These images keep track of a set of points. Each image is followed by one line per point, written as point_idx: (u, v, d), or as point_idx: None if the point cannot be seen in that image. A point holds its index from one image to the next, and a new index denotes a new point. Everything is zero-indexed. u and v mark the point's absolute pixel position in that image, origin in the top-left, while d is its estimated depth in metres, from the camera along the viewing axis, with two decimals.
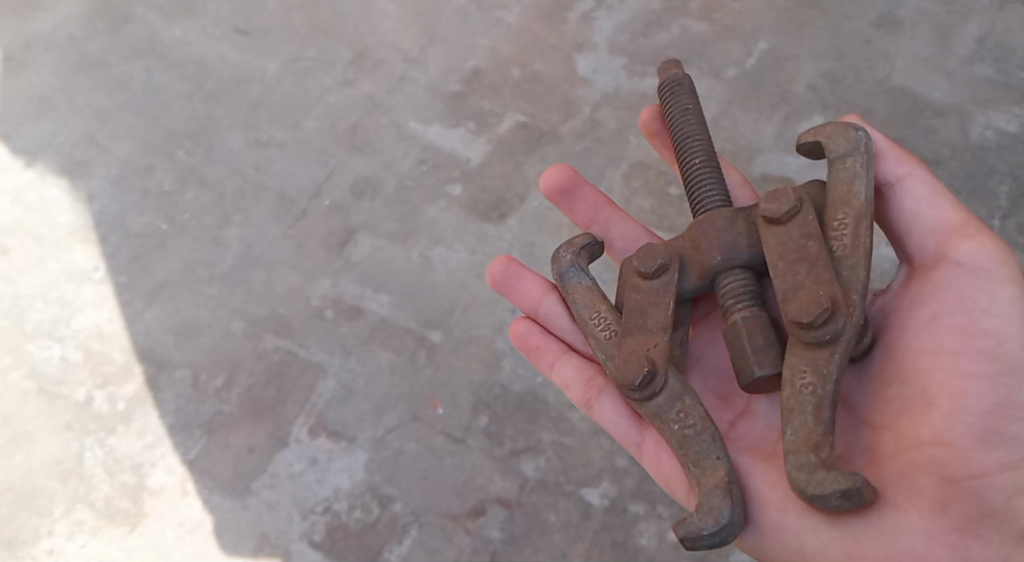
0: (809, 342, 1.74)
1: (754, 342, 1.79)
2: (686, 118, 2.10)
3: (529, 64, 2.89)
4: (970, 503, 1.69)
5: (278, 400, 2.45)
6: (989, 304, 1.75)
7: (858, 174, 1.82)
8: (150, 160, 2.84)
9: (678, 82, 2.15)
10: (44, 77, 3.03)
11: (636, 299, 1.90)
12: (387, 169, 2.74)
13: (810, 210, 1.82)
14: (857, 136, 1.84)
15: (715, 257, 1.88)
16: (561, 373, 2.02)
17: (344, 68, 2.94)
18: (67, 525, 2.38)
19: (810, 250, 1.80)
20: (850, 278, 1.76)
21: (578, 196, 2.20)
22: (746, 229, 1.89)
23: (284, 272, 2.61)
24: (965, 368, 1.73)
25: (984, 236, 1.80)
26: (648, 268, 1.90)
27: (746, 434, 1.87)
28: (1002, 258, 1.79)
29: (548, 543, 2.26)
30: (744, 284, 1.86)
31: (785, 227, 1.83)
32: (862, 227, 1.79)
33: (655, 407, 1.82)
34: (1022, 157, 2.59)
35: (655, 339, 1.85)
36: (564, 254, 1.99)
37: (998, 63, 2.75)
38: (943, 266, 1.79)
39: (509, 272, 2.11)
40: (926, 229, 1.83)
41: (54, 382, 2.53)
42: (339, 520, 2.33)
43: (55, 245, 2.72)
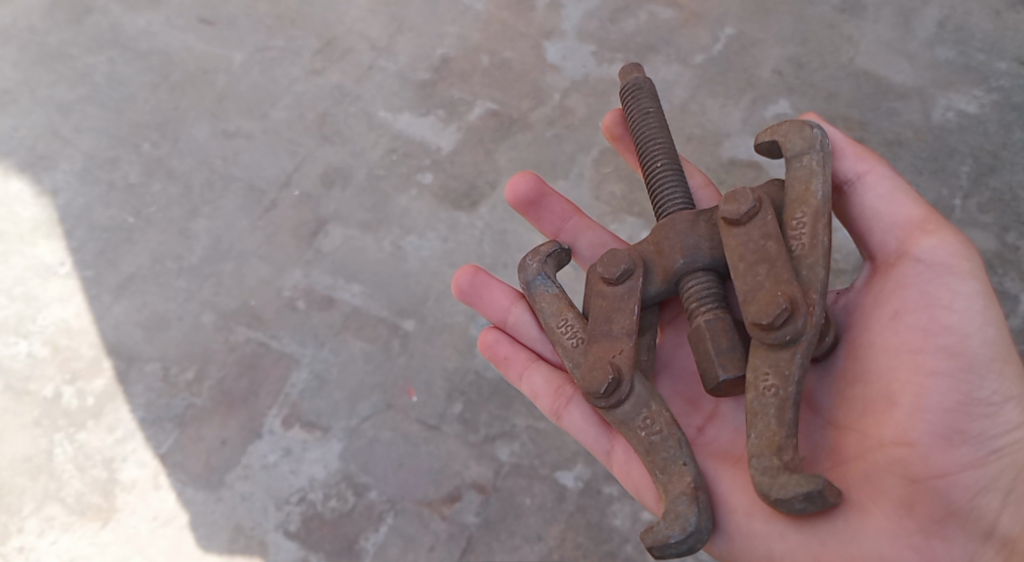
0: (770, 343, 1.77)
1: (717, 345, 1.82)
2: (647, 122, 2.11)
3: (498, 52, 2.90)
4: (934, 503, 1.72)
5: (251, 392, 2.45)
6: (949, 301, 1.77)
7: (814, 173, 1.84)
8: (115, 153, 2.81)
9: (639, 86, 2.15)
10: (4, 70, 2.98)
11: (601, 307, 1.92)
12: (357, 158, 2.74)
13: (769, 209, 1.85)
14: (813, 134, 1.87)
15: (677, 261, 1.91)
16: (530, 383, 2.03)
17: (312, 57, 2.92)
18: (39, 522, 2.36)
19: (769, 250, 1.82)
20: (809, 278, 1.79)
21: (545, 206, 2.20)
22: (707, 232, 1.92)
23: (254, 263, 2.61)
24: (927, 367, 1.76)
25: (944, 231, 1.83)
26: (613, 273, 1.92)
27: (715, 439, 1.91)
28: (963, 252, 1.81)
29: (524, 527, 2.28)
30: (706, 286, 1.89)
31: (745, 229, 1.85)
32: (820, 225, 1.81)
33: (623, 414, 1.85)
34: (982, 138, 2.65)
35: (620, 345, 1.87)
36: (530, 262, 2.00)
37: (958, 45, 2.81)
38: (904, 263, 1.83)
39: (476, 282, 2.13)
40: (887, 227, 1.86)
41: (21, 379, 2.51)
42: (315, 510, 2.33)
43: (19, 240, 2.69)
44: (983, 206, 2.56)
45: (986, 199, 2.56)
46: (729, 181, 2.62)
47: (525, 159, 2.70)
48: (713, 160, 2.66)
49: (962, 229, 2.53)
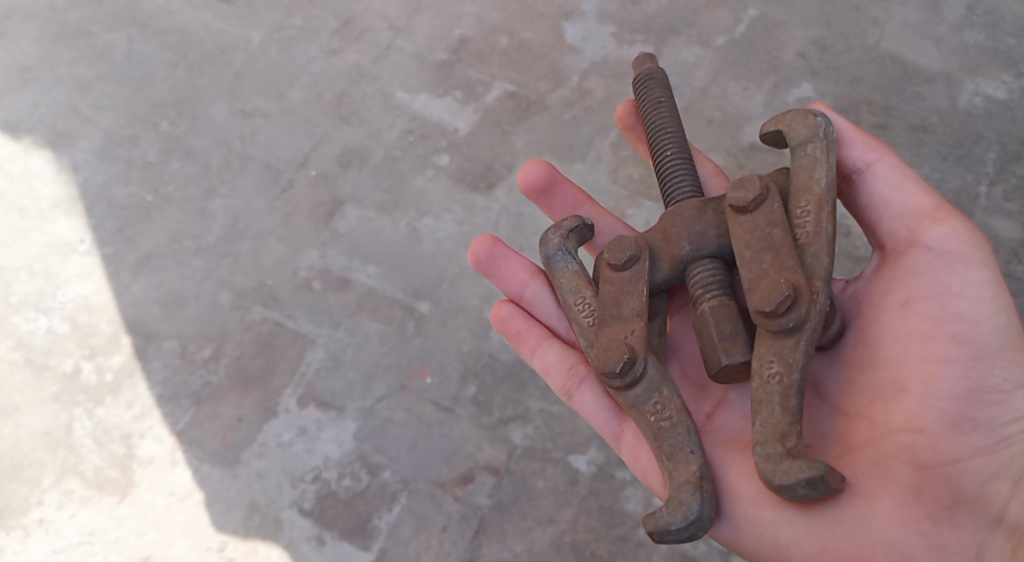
0: (774, 331, 1.75)
1: (721, 331, 1.80)
2: (659, 112, 2.09)
3: (518, 32, 2.87)
4: (943, 490, 1.71)
5: (266, 371, 2.46)
6: (960, 288, 1.75)
7: (819, 160, 1.82)
8: (134, 131, 2.82)
9: (652, 76, 2.13)
10: (25, 47, 3.00)
11: (609, 290, 1.91)
12: (374, 139, 2.73)
13: (775, 197, 1.83)
14: (817, 122, 1.84)
15: (684, 247, 1.90)
16: (543, 359, 2.02)
17: (330, 36, 2.92)
18: (57, 496, 2.39)
19: (774, 238, 1.81)
20: (813, 265, 1.77)
21: (557, 194, 2.19)
22: (715, 219, 1.90)
23: (271, 243, 2.61)
24: (938, 354, 1.74)
25: (955, 219, 1.81)
26: (620, 259, 1.90)
27: (723, 425, 1.88)
28: (974, 240, 1.79)
29: (536, 509, 2.29)
30: (713, 273, 1.87)
31: (751, 217, 1.84)
32: (824, 212, 1.79)
33: (633, 397, 1.84)
34: (1010, 124, 2.60)
35: (631, 327, 1.86)
36: (553, 237, 1.99)
37: (987, 29, 2.75)
38: (914, 250, 1.80)
39: (494, 253, 2.11)
40: (897, 216, 1.83)
41: (40, 354, 2.53)
42: (329, 489, 2.35)
43: (39, 217, 2.71)
44: (1009, 194, 2.51)
45: (1011, 187, 2.52)
46: (749, 165, 2.59)
47: (543, 141, 2.69)
48: (733, 144, 2.63)
49: (986, 217, 2.49)
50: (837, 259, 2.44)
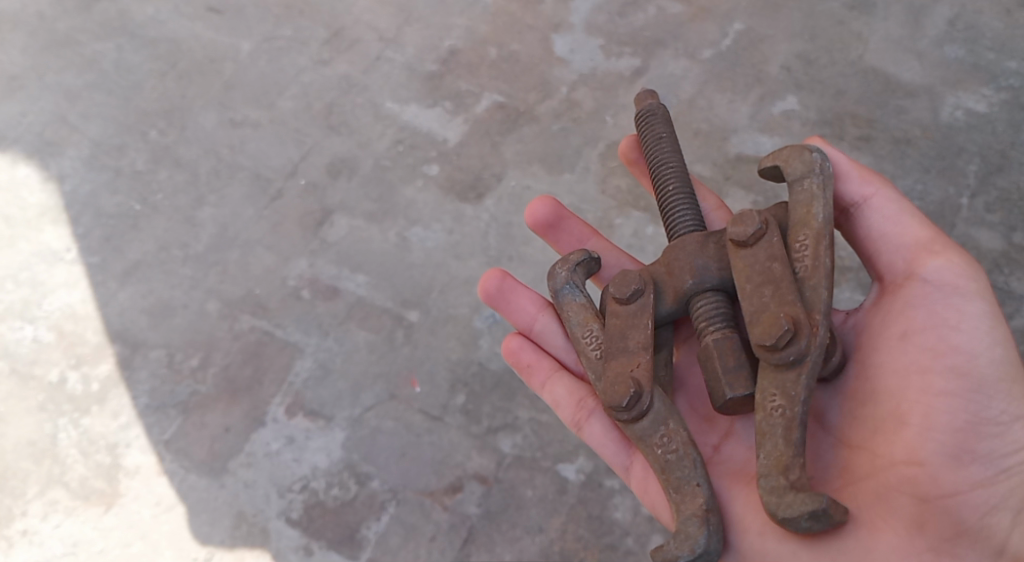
0: (776, 364, 1.77)
1: (725, 364, 1.82)
2: (661, 147, 2.10)
3: (506, 45, 2.90)
4: (945, 522, 1.72)
5: (255, 380, 2.46)
6: (957, 321, 1.77)
7: (815, 196, 1.84)
8: (122, 140, 2.82)
9: (654, 112, 2.15)
10: (12, 56, 3.00)
11: (615, 324, 1.92)
12: (363, 149, 2.74)
13: (775, 231, 1.85)
14: (813, 158, 1.86)
15: (687, 281, 1.92)
16: (552, 392, 2.03)
17: (319, 47, 2.93)
18: (42, 506, 2.37)
19: (774, 271, 1.83)
20: (813, 298, 1.79)
21: (563, 228, 2.19)
22: (717, 253, 1.92)
23: (259, 252, 2.61)
24: (936, 387, 1.75)
25: (951, 251, 1.82)
26: (624, 293, 1.92)
27: (729, 458, 1.91)
28: (971, 271, 1.81)
29: (525, 518, 2.29)
30: (716, 306, 1.89)
31: (752, 251, 1.86)
32: (822, 247, 1.81)
33: (641, 430, 1.85)
34: (990, 137, 2.64)
35: (637, 359, 1.87)
36: (559, 270, 1.99)
37: (968, 44, 2.80)
38: (912, 283, 1.82)
39: (504, 288, 2.11)
40: (894, 248, 1.85)
41: (26, 363, 2.52)
42: (317, 498, 2.34)
43: (26, 225, 2.70)
44: (991, 205, 2.55)
45: (993, 198, 2.55)
46: (735, 176, 2.62)
47: (531, 152, 2.70)
48: (719, 155, 2.66)
49: (969, 228, 2.52)
50: None
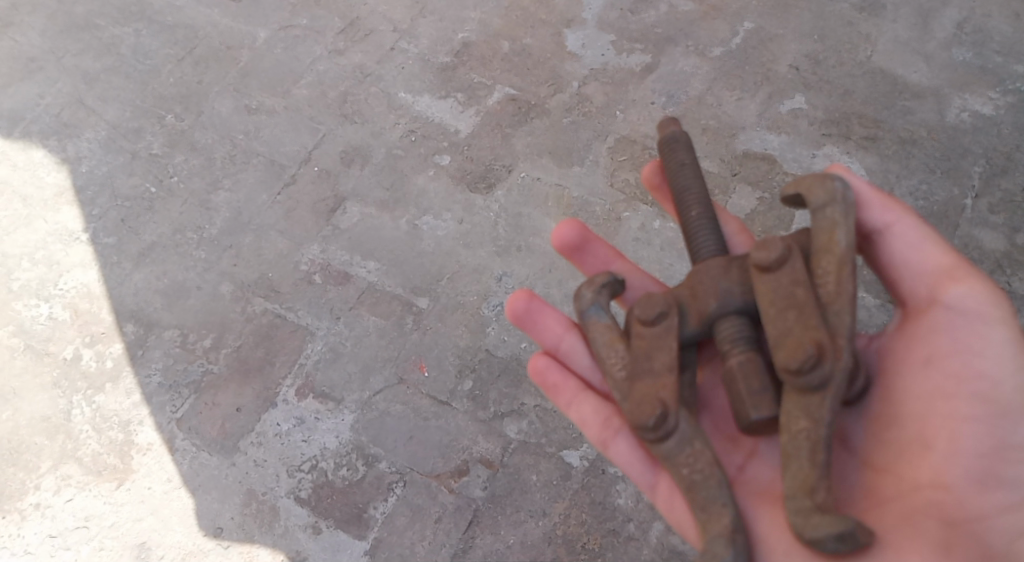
0: (800, 388, 1.77)
1: (750, 386, 1.80)
2: (684, 176, 2.03)
3: (519, 39, 2.94)
4: (974, 545, 1.79)
5: (266, 361, 2.50)
6: (981, 347, 1.81)
7: (837, 223, 1.81)
8: (140, 124, 2.86)
9: (676, 139, 2.07)
10: (32, 38, 3.06)
11: (639, 345, 1.88)
12: (377, 138, 2.79)
13: (798, 256, 1.82)
14: (834, 187, 1.83)
15: (712, 304, 1.87)
16: (579, 411, 2.00)
17: (335, 37, 2.98)
18: (54, 481, 2.41)
19: (798, 296, 1.80)
20: (837, 323, 1.77)
21: (589, 252, 2.14)
22: (740, 276, 1.87)
23: (273, 236, 2.66)
24: (962, 412, 1.80)
25: (974, 278, 1.84)
26: (649, 315, 1.88)
27: (755, 478, 1.91)
28: (993, 297, 1.83)
29: (529, 502, 2.33)
30: (740, 329, 1.85)
31: (775, 275, 1.82)
32: (844, 272, 1.79)
33: (667, 450, 1.83)
34: (996, 139, 2.68)
35: (663, 381, 1.84)
36: (585, 291, 1.95)
37: (975, 47, 2.83)
38: (934, 309, 1.85)
39: (531, 308, 2.08)
40: (916, 275, 1.87)
41: (40, 340, 2.56)
42: (326, 478, 2.38)
43: (43, 205, 2.75)
44: (994, 206, 2.59)
45: (997, 200, 2.59)
46: (742, 172, 2.66)
47: (542, 144, 2.74)
48: (727, 152, 2.70)
49: (972, 228, 2.56)
50: None
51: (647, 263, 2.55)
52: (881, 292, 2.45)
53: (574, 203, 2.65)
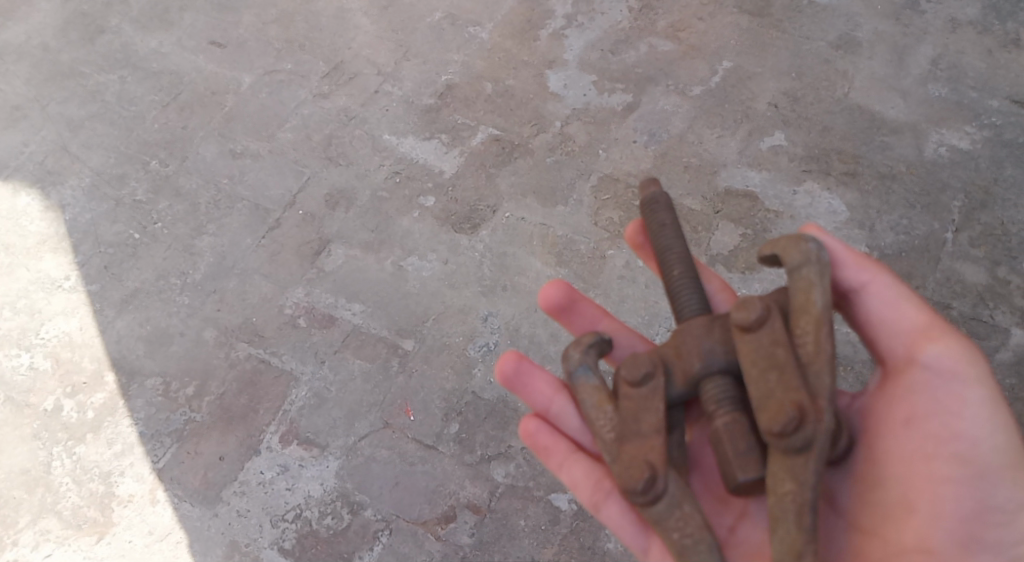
0: (785, 450, 1.76)
1: (736, 447, 1.79)
2: (665, 235, 2.01)
3: (502, 80, 2.96)
4: None
5: (250, 408, 2.49)
6: (959, 408, 1.81)
7: (814, 283, 1.81)
8: (123, 170, 2.87)
9: (656, 199, 2.05)
10: (16, 87, 3.07)
11: (627, 407, 1.86)
12: (361, 180, 2.80)
13: (777, 316, 1.82)
14: (809, 247, 1.83)
15: (695, 364, 1.86)
16: (570, 473, 1.99)
17: (319, 81, 3.00)
18: (34, 535, 2.39)
19: (778, 357, 1.80)
20: (817, 384, 1.78)
21: (577, 311, 2.12)
22: (723, 335, 1.86)
23: (257, 281, 2.66)
24: (942, 475, 1.82)
25: (949, 335, 1.83)
26: (636, 376, 1.86)
27: (745, 540, 1.92)
28: (969, 355, 1.82)
29: (516, 548, 2.32)
30: (724, 389, 1.84)
31: (755, 335, 1.82)
32: (822, 331, 1.79)
33: (656, 514, 1.81)
34: (974, 173, 2.70)
35: (650, 443, 1.83)
36: (572, 352, 1.94)
37: (951, 82, 2.87)
38: (913, 369, 1.84)
39: (520, 370, 2.05)
40: (894, 333, 1.86)
41: (22, 391, 2.55)
42: (310, 527, 2.36)
43: (25, 254, 2.74)
44: (974, 240, 2.60)
45: (977, 233, 2.61)
46: (724, 210, 2.68)
47: (526, 184, 2.76)
48: (709, 189, 2.72)
49: (953, 262, 2.57)
50: None
51: (632, 302, 2.56)
52: None
53: (558, 242, 2.66)
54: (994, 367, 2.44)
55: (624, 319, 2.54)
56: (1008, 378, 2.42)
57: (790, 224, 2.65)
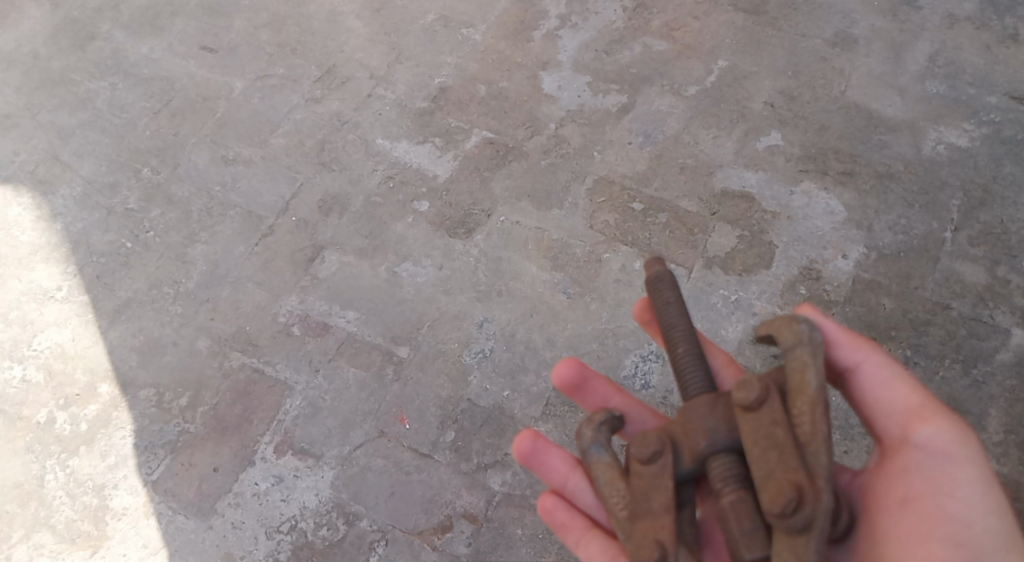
0: (787, 530, 1.73)
1: (741, 526, 1.77)
2: (670, 313, 1.98)
3: (496, 82, 2.93)
4: None
5: (244, 419, 2.47)
6: (952, 488, 1.82)
7: (808, 364, 1.79)
8: (115, 178, 2.84)
9: (660, 278, 2.01)
10: (6, 95, 3.05)
11: (638, 485, 1.84)
12: (354, 186, 2.77)
13: (776, 396, 1.79)
14: (801, 329, 1.81)
15: (701, 443, 1.83)
16: (587, 551, 1.97)
17: (311, 85, 2.97)
18: (28, 549, 2.37)
19: (778, 437, 1.77)
20: (815, 464, 1.74)
21: (589, 389, 2.10)
22: (726, 414, 1.84)
23: (250, 289, 2.64)
24: (937, 554, 1.81)
25: (941, 416, 1.84)
26: (645, 455, 1.84)
27: None
28: (962, 436, 1.83)
29: (514, 557, 2.30)
30: (730, 467, 1.82)
31: (755, 415, 1.80)
32: (817, 411, 1.76)
33: None
34: (973, 171, 2.68)
35: (661, 522, 1.81)
36: (584, 430, 1.92)
37: (949, 79, 2.84)
38: (907, 449, 1.85)
39: (537, 448, 2.05)
40: (889, 414, 1.88)
41: (15, 403, 2.53)
42: (305, 539, 2.34)
43: (17, 264, 2.72)
44: (974, 240, 2.58)
45: (976, 232, 2.59)
46: (721, 211, 2.66)
47: (520, 188, 2.73)
48: (705, 191, 2.69)
49: (952, 261, 2.55)
50: (808, 302, 2.52)
51: (628, 306, 2.54)
52: (862, 330, 2.47)
53: (554, 246, 2.63)
54: (994, 368, 2.42)
55: (621, 324, 2.52)
56: (1009, 380, 2.40)
57: (787, 224, 2.62)
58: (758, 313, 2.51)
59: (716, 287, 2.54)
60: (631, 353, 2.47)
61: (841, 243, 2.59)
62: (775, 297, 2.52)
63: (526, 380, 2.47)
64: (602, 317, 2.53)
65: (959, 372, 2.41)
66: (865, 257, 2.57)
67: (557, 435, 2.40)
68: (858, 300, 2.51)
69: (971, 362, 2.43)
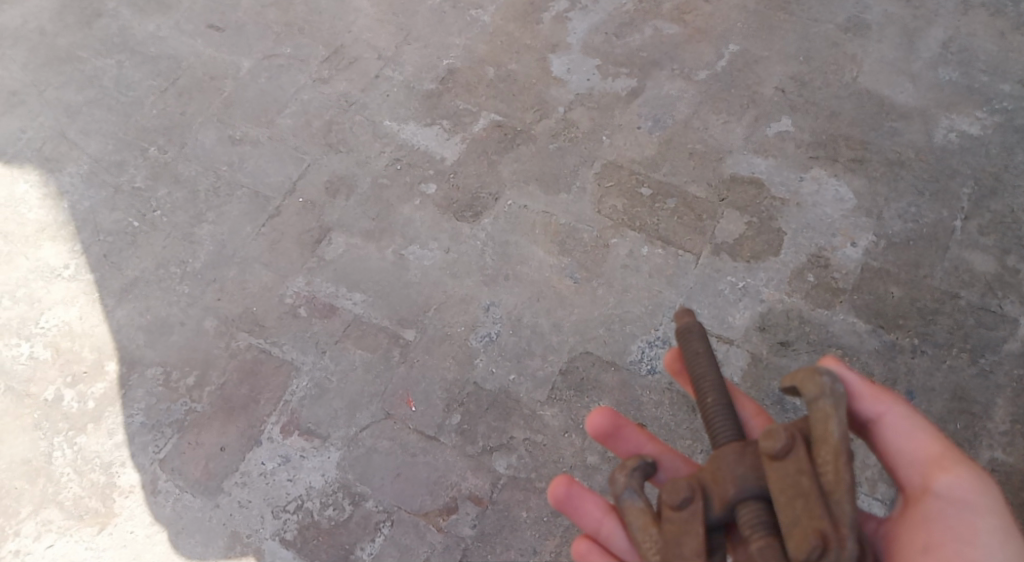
0: None
1: None
2: (699, 362, 1.97)
3: (504, 65, 2.92)
4: None
5: (250, 399, 2.47)
6: (971, 537, 1.82)
7: (830, 414, 1.77)
8: (122, 157, 2.83)
9: (689, 329, 2.01)
10: (13, 72, 3.03)
11: (670, 529, 1.83)
12: (362, 167, 2.76)
13: (801, 445, 1.78)
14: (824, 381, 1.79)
15: (730, 490, 1.82)
16: None
17: (319, 65, 2.96)
18: (35, 526, 2.37)
19: (803, 484, 1.76)
20: (840, 512, 1.73)
21: (622, 437, 2.10)
22: (755, 462, 1.83)
23: (257, 269, 2.63)
24: None
25: (962, 466, 1.85)
26: (676, 500, 1.83)
27: None
28: (981, 485, 1.84)
29: (519, 540, 2.30)
30: (760, 514, 1.79)
31: (781, 465, 1.79)
32: (841, 461, 1.74)
33: None
34: (984, 160, 2.66)
35: None
36: (618, 476, 1.91)
37: (961, 66, 2.82)
38: (928, 498, 1.86)
39: (571, 494, 2.04)
40: (910, 463, 1.88)
41: (22, 381, 2.53)
42: (311, 519, 2.34)
43: (24, 241, 2.72)
44: (984, 229, 2.56)
45: (986, 221, 2.57)
46: (730, 197, 2.64)
47: (528, 171, 2.72)
48: (714, 176, 2.68)
49: (962, 250, 2.54)
50: (816, 289, 2.51)
51: (636, 291, 2.53)
52: (870, 318, 2.47)
53: (561, 230, 2.62)
54: (1002, 357, 2.41)
55: (628, 309, 2.51)
56: (1017, 370, 2.39)
57: (797, 211, 2.61)
58: (766, 299, 2.50)
59: (724, 273, 2.54)
60: (636, 338, 2.47)
61: (850, 231, 2.58)
62: (783, 284, 2.51)
63: (532, 364, 2.46)
64: (609, 302, 2.52)
65: (966, 361, 2.41)
66: (874, 245, 2.56)
67: (563, 419, 2.39)
68: (867, 288, 2.50)
69: (979, 351, 2.42)
